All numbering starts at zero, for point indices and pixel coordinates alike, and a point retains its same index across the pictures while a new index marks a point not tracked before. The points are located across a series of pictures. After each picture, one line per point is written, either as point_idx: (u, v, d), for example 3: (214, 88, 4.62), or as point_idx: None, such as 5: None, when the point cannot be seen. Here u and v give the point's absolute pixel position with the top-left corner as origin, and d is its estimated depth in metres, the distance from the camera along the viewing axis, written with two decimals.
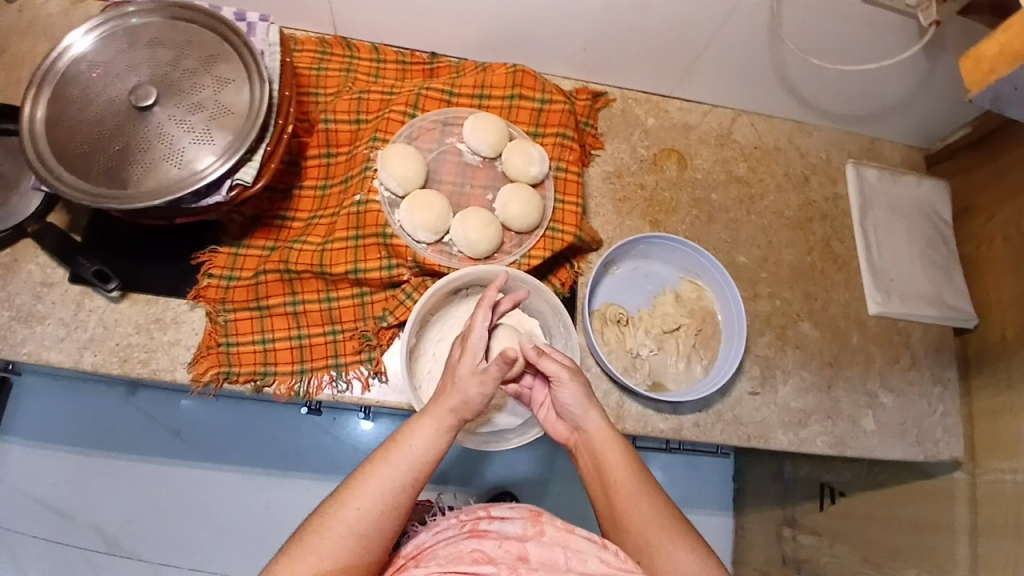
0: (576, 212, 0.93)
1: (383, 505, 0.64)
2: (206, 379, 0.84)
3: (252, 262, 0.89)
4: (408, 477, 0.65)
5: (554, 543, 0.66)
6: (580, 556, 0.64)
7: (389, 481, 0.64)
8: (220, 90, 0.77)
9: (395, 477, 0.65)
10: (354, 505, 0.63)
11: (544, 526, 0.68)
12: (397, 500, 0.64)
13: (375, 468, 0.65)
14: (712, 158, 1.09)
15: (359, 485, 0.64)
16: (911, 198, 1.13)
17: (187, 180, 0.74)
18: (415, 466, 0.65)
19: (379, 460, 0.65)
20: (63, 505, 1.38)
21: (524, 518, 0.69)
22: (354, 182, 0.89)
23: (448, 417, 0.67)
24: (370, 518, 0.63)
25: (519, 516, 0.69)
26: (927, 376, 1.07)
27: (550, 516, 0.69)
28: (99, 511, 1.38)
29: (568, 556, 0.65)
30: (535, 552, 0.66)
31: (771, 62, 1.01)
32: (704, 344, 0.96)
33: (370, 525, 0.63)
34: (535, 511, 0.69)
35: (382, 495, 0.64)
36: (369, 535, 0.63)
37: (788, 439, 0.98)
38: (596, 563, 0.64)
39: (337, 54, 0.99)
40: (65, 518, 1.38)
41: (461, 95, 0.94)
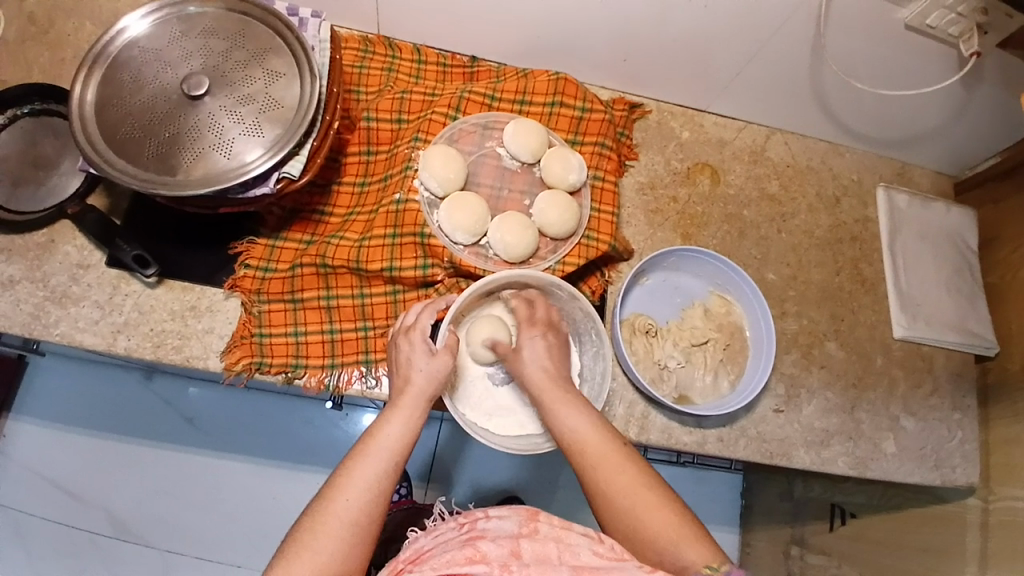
0: (612, 221, 0.93)
1: (372, 492, 0.65)
2: (237, 368, 0.85)
3: (289, 255, 0.89)
4: (391, 462, 0.67)
5: (549, 538, 0.65)
6: (572, 549, 0.63)
7: (374, 470, 0.66)
8: (271, 83, 0.78)
9: (379, 464, 0.66)
10: (345, 495, 0.64)
11: (539, 524, 0.67)
12: (382, 486, 0.65)
13: (359, 460, 0.66)
14: (744, 174, 1.09)
15: (344, 478, 0.65)
16: (941, 225, 1.13)
17: (234, 171, 0.75)
18: (393, 452, 0.67)
19: (359, 453, 0.67)
20: (74, 485, 1.38)
21: (519, 517, 0.68)
22: (394, 180, 0.90)
23: (417, 404, 0.72)
24: (360, 504, 0.64)
25: (515, 515, 0.69)
26: (948, 403, 1.07)
27: (546, 515, 0.68)
28: (110, 493, 1.39)
29: (561, 549, 0.63)
30: (529, 548, 0.64)
31: (811, 83, 1.01)
32: (731, 359, 0.96)
33: (360, 510, 0.64)
34: (529, 512, 0.69)
35: (368, 482, 0.65)
36: (362, 520, 0.63)
37: (810, 458, 0.98)
38: (589, 555, 0.62)
39: (380, 54, 1.00)
40: (74, 498, 1.38)
41: (503, 100, 0.95)
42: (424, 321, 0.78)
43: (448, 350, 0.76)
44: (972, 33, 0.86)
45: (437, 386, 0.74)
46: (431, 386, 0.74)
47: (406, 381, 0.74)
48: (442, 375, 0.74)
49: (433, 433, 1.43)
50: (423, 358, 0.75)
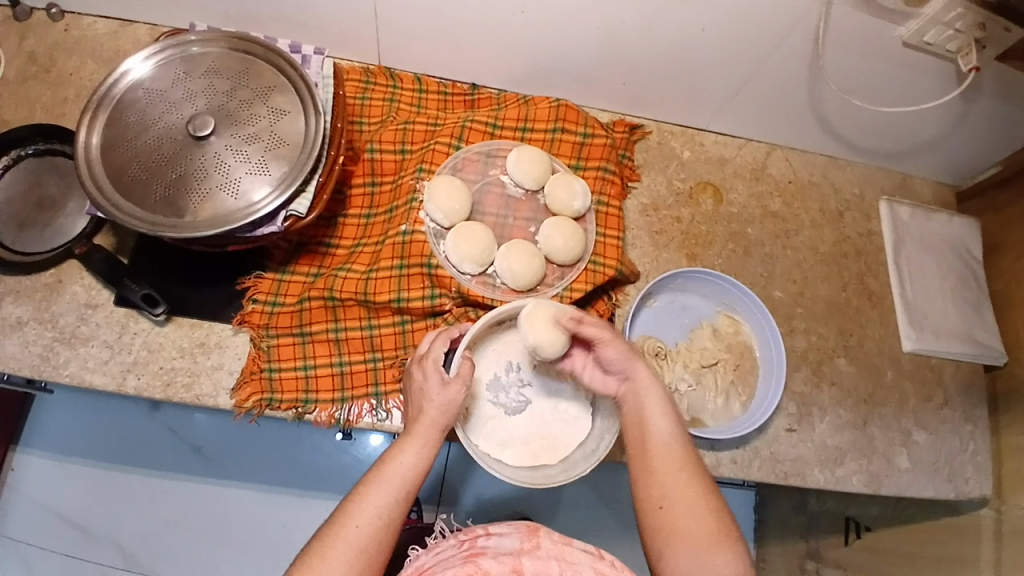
0: (618, 246, 0.93)
1: (381, 520, 0.67)
2: (248, 405, 0.84)
3: (296, 288, 0.89)
4: (401, 491, 0.69)
5: (550, 556, 0.77)
6: (572, 568, 0.75)
7: (385, 498, 0.68)
8: (276, 121, 0.79)
9: (390, 492, 0.68)
10: (355, 523, 0.66)
11: (540, 540, 0.78)
12: (390, 515, 0.68)
13: (371, 487, 0.68)
14: (746, 192, 1.10)
15: (356, 504, 0.67)
16: (943, 235, 1.14)
17: (242, 211, 0.75)
18: (404, 482, 0.69)
19: (370, 480, 0.69)
20: (83, 519, 1.38)
21: (520, 533, 0.79)
22: (400, 212, 0.89)
23: (431, 434, 0.71)
24: (370, 531, 0.66)
25: (516, 532, 0.79)
26: (959, 414, 1.07)
27: (545, 531, 0.80)
28: (119, 526, 1.38)
29: (561, 567, 0.75)
30: (530, 564, 0.76)
31: (809, 101, 1.02)
32: (742, 379, 0.95)
33: (368, 537, 0.66)
34: (530, 527, 0.80)
35: (378, 509, 0.67)
36: (370, 548, 0.66)
37: (825, 477, 0.97)
38: (589, 572, 0.74)
39: (380, 84, 1.02)
40: (83, 532, 1.37)
41: (505, 127, 0.95)
42: (436, 351, 0.76)
43: (461, 381, 0.73)
44: (970, 48, 0.86)
45: (451, 416, 0.73)
46: (445, 417, 0.72)
47: (420, 410, 0.73)
48: (455, 405, 0.73)
49: (441, 455, 1.43)
50: (437, 389, 0.74)
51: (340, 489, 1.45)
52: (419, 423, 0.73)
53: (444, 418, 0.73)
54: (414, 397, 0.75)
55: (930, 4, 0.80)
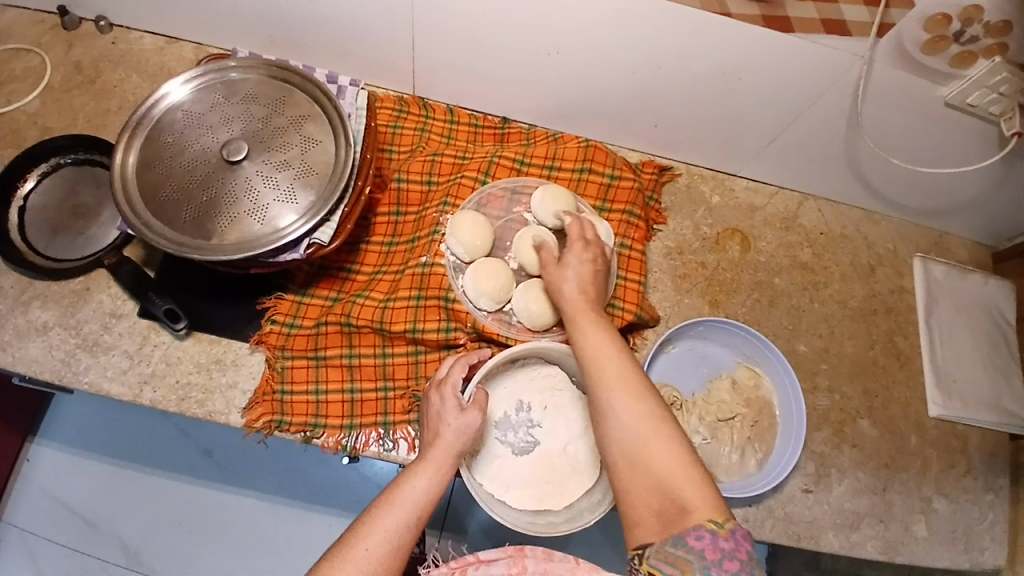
0: (638, 290, 0.91)
1: (392, 545, 0.64)
2: (258, 425, 0.84)
3: (314, 312, 0.89)
4: (413, 516, 0.67)
5: None
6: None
7: (396, 521, 0.65)
8: (307, 149, 0.80)
9: (401, 516, 0.66)
10: (365, 545, 0.63)
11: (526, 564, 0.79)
12: (402, 541, 0.65)
13: (382, 510, 0.66)
14: (775, 241, 1.08)
15: (367, 527, 0.65)
16: (978, 298, 1.10)
17: (268, 236, 0.76)
18: (417, 506, 0.67)
19: (382, 503, 0.67)
20: (92, 515, 1.39)
21: (508, 558, 0.80)
22: (421, 243, 0.89)
23: (444, 462, 0.71)
24: (380, 556, 0.63)
25: (503, 556, 0.80)
26: (983, 485, 1.03)
27: (530, 549, 0.80)
28: (126, 525, 1.40)
29: None
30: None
31: (845, 154, 1.00)
32: (759, 436, 0.92)
33: (377, 562, 0.63)
34: (516, 549, 0.80)
35: (389, 533, 0.64)
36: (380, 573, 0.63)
37: (839, 541, 0.93)
38: None
39: (413, 113, 1.03)
40: (91, 527, 1.39)
41: (532, 164, 0.95)
42: (455, 375, 0.77)
43: (478, 407, 0.74)
44: (1014, 111, 0.84)
45: (466, 442, 0.73)
46: (459, 443, 0.73)
47: (436, 435, 0.73)
48: (472, 430, 0.74)
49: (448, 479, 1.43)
50: (454, 414, 0.74)
51: (345, 506, 1.45)
52: (434, 448, 0.73)
53: (459, 444, 0.73)
54: (428, 420, 0.76)
55: (974, 67, 0.79)
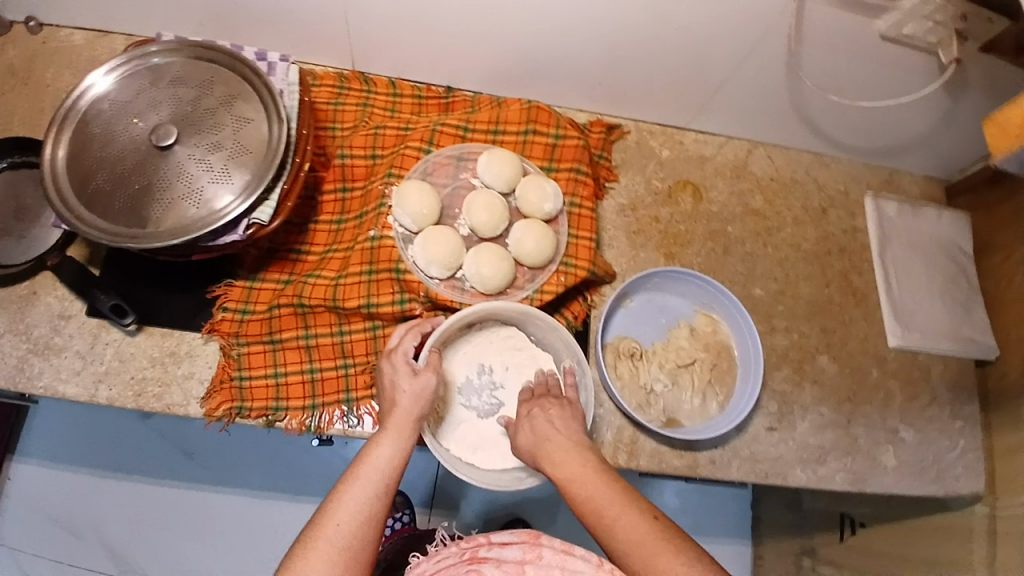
0: (590, 247, 0.91)
1: (364, 517, 0.64)
2: (218, 414, 0.84)
3: (266, 296, 0.88)
4: (381, 485, 0.67)
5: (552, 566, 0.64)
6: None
7: (365, 493, 0.65)
8: (239, 129, 0.79)
9: (370, 487, 0.66)
10: (336, 521, 0.63)
11: (542, 550, 0.66)
12: (373, 511, 0.65)
13: (349, 484, 0.66)
14: (727, 191, 1.08)
15: (336, 503, 0.64)
16: (931, 230, 1.11)
17: (205, 219, 0.75)
18: (383, 473, 0.67)
19: (348, 477, 0.67)
20: (77, 525, 1.39)
21: (522, 542, 0.67)
22: (369, 217, 0.88)
23: (406, 426, 0.71)
24: (352, 529, 0.63)
25: (518, 540, 0.67)
26: (947, 411, 1.05)
27: (548, 538, 0.67)
28: (112, 532, 1.39)
29: None
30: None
31: (789, 97, 1.00)
32: (719, 379, 0.94)
33: (350, 536, 0.62)
34: (532, 534, 0.68)
35: (358, 506, 0.64)
36: (355, 545, 0.62)
37: (806, 476, 0.95)
38: None
39: (355, 89, 1.01)
40: (75, 537, 1.38)
41: (476, 130, 0.93)
42: (406, 343, 0.78)
43: (432, 368, 0.76)
44: (951, 40, 0.84)
45: (424, 405, 0.74)
46: (417, 406, 0.73)
47: (393, 403, 0.74)
48: (428, 394, 0.74)
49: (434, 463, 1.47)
50: (407, 379, 0.75)
51: None
52: (393, 415, 0.73)
53: (417, 408, 0.73)
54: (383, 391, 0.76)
55: None
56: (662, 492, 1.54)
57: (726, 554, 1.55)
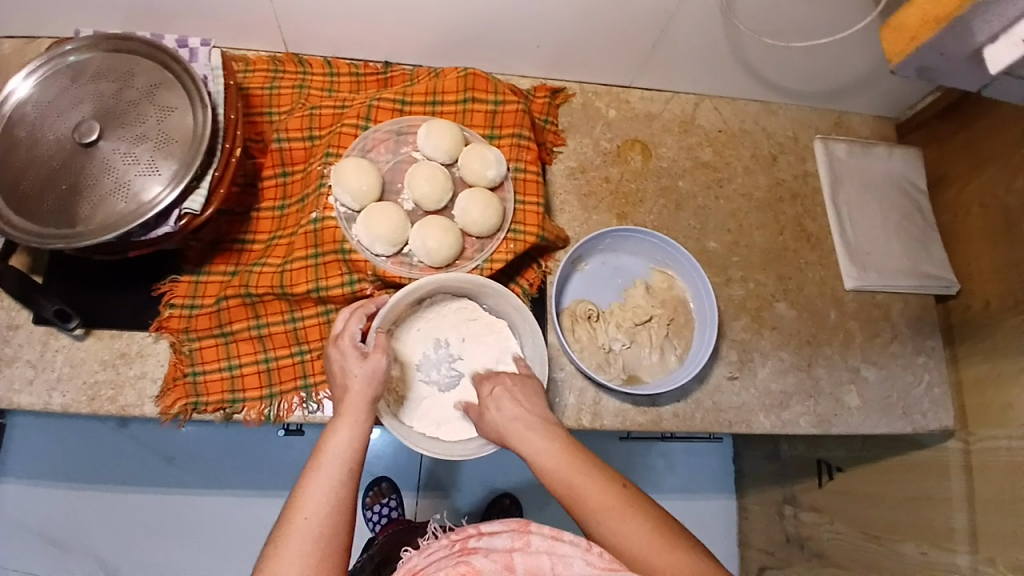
0: (538, 212, 0.90)
1: (331, 506, 0.63)
2: (174, 410, 0.83)
3: (214, 289, 0.87)
4: (344, 470, 0.66)
5: (540, 551, 0.71)
6: (563, 561, 0.68)
7: (329, 481, 0.65)
8: (164, 118, 0.77)
9: (333, 475, 0.65)
10: (303, 514, 0.62)
11: (530, 537, 0.72)
12: (339, 498, 0.64)
13: (313, 476, 0.65)
14: (676, 146, 1.08)
15: (301, 497, 0.64)
16: (884, 170, 1.11)
17: (135, 212, 0.74)
18: (344, 458, 0.67)
19: (310, 468, 0.66)
20: (64, 539, 1.38)
21: (511, 530, 0.74)
22: (310, 199, 0.87)
23: (359, 410, 0.71)
24: (321, 518, 0.62)
25: (507, 529, 0.74)
26: (910, 347, 1.06)
27: (536, 526, 0.74)
28: (100, 542, 1.38)
29: (553, 561, 0.69)
30: (521, 561, 0.70)
31: (729, 47, 0.99)
32: (677, 333, 0.95)
33: (320, 526, 0.62)
34: (521, 523, 0.75)
35: (324, 496, 0.64)
36: (326, 535, 0.62)
37: (771, 422, 0.96)
38: (581, 564, 0.66)
39: (289, 71, 0.98)
40: (64, 552, 1.37)
41: (414, 103, 0.92)
42: (353, 327, 0.77)
43: (380, 350, 0.75)
44: None
45: (378, 386, 0.73)
46: (371, 388, 0.73)
47: (345, 388, 0.73)
48: (379, 374, 0.74)
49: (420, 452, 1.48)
50: (357, 362, 0.74)
51: None
52: (347, 400, 0.72)
53: (370, 390, 0.73)
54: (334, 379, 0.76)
55: None
56: (646, 453, 1.56)
57: (713, 508, 1.58)
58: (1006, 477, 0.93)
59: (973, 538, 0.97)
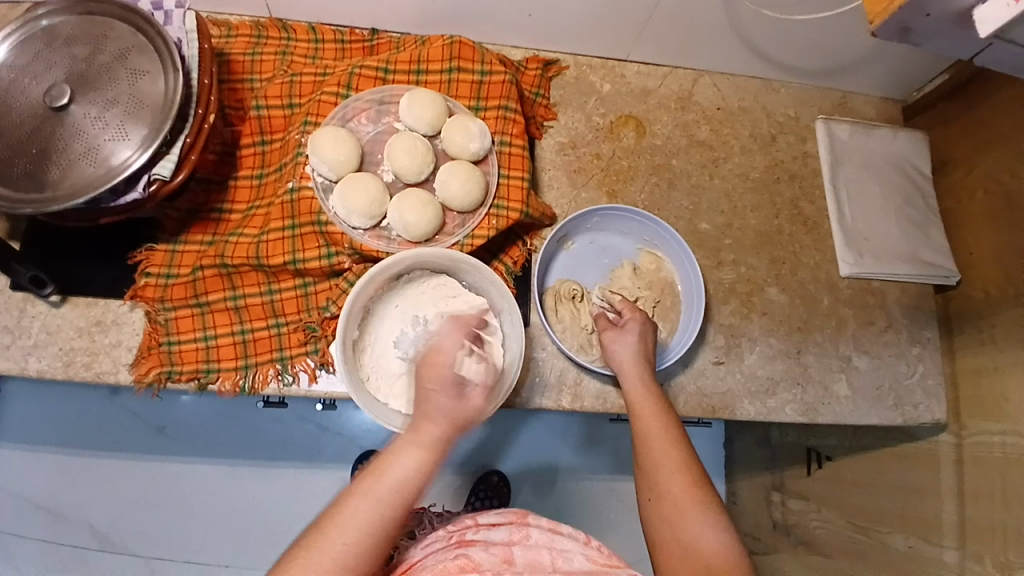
0: (522, 187, 0.88)
1: (371, 530, 0.60)
2: (148, 379, 0.82)
3: (190, 258, 0.86)
4: (395, 502, 0.61)
5: (540, 546, 0.78)
6: (563, 555, 0.76)
7: (376, 508, 0.60)
8: (135, 82, 0.75)
9: (382, 502, 0.61)
10: (343, 538, 0.59)
11: (529, 530, 0.80)
12: (383, 525, 0.60)
13: (358, 500, 0.60)
14: (671, 123, 1.04)
15: (340, 518, 0.60)
16: (887, 152, 1.08)
17: (103, 178, 0.72)
18: (398, 488, 0.61)
19: (355, 489, 0.61)
20: (56, 504, 1.39)
21: (511, 525, 0.81)
22: (288, 168, 0.85)
23: (427, 444, 0.63)
24: (357, 542, 0.59)
25: (506, 522, 0.81)
26: (905, 337, 1.03)
27: (534, 519, 0.82)
28: (92, 509, 1.40)
29: (553, 555, 0.76)
30: (520, 553, 0.76)
31: (728, 19, 0.94)
32: (663, 316, 0.93)
33: (354, 550, 0.59)
34: (519, 517, 0.82)
35: (368, 521, 0.60)
36: (356, 557, 0.59)
37: (755, 409, 0.95)
38: (580, 559, 0.75)
39: (273, 38, 0.94)
40: (58, 517, 1.39)
41: (398, 71, 0.89)
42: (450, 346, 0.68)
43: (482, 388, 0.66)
44: None
45: (455, 427, 0.64)
46: (445, 434, 0.63)
47: (433, 416, 0.64)
48: (470, 413, 0.65)
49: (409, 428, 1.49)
50: (451, 388, 0.65)
51: (309, 459, 1.46)
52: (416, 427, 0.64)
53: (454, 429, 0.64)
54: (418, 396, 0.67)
55: None
56: None
57: None
58: (997, 471, 0.91)
59: (960, 532, 0.95)
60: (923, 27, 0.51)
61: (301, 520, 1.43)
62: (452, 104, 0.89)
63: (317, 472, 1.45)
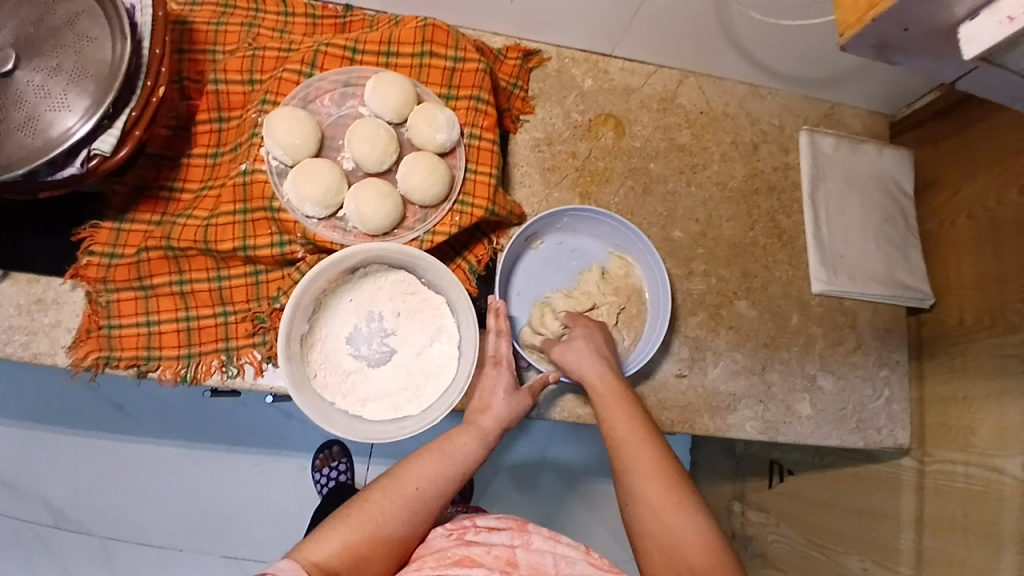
0: (489, 183, 0.84)
1: (435, 488, 0.73)
2: (86, 363, 0.79)
3: (137, 238, 0.82)
4: (458, 471, 0.75)
5: (542, 550, 0.71)
6: (566, 560, 0.70)
7: (442, 470, 0.74)
8: (81, 49, 0.70)
9: (449, 467, 0.74)
10: (417, 485, 0.72)
11: (530, 536, 0.73)
12: (447, 485, 0.74)
13: (433, 455, 0.74)
14: (652, 124, 1.01)
15: (417, 469, 0.73)
16: (871, 169, 1.05)
17: (41, 152, 0.68)
18: (466, 463, 0.75)
19: (430, 450, 0.75)
20: (9, 476, 1.35)
21: (511, 529, 0.74)
22: (242, 150, 0.81)
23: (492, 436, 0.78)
24: (424, 493, 0.72)
25: (505, 527, 0.74)
26: (873, 360, 1.02)
27: (535, 526, 0.74)
28: (46, 482, 1.36)
29: (556, 560, 0.70)
30: (523, 558, 0.70)
31: (718, 21, 0.90)
32: (627, 323, 0.91)
33: (420, 499, 0.71)
34: (520, 523, 0.75)
35: (435, 478, 0.73)
36: (418, 504, 0.71)
37: (715, 424, 0.94)
38: (584, 566, 0.70)
39: (241, 8, 0.89)
40: (10, 488, 1.35)
41: (366, 52, 0.85)
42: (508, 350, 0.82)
43: (528, 394, 0.80)
44: None
45: (507, 424, 0.79)
46: (500, 427, 0.79)
47: (486, 406, 0.80)
48: (512, 417, 0.79)
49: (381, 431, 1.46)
50: (506, 391, 0.80)
51: (269, 444, 1.42)
52: (482, 416, 0.79)
53: (500, 426, 0.79)
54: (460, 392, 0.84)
55: None
56: None
57: None
58: (959, 502, 0.91)
59: (917, 560, 0.95)
60: (898, 42, 0.46)
61: (262, 505, 1.40)
62: (423, 91, 0.85)
63: (277, 457, 1.42)
